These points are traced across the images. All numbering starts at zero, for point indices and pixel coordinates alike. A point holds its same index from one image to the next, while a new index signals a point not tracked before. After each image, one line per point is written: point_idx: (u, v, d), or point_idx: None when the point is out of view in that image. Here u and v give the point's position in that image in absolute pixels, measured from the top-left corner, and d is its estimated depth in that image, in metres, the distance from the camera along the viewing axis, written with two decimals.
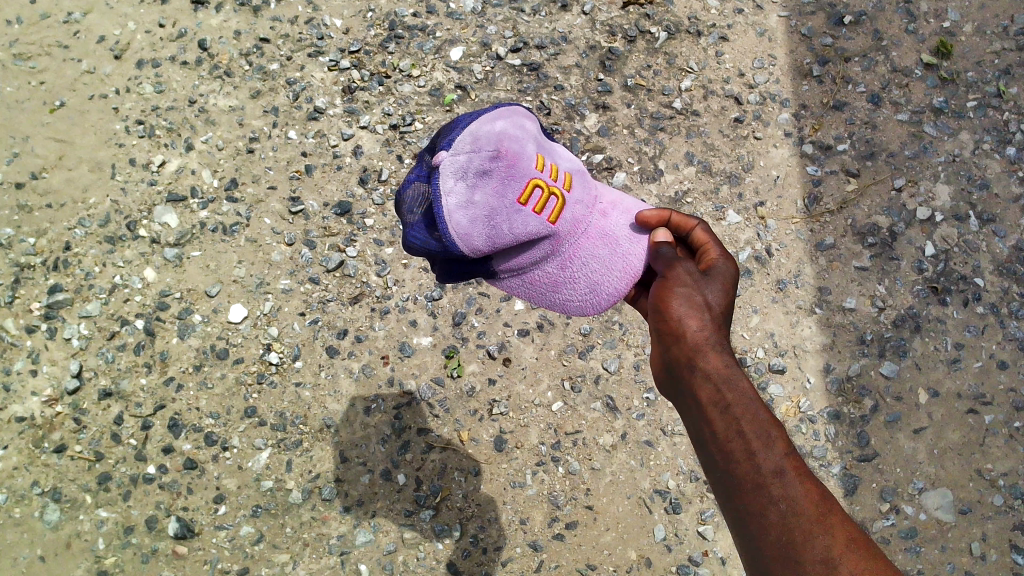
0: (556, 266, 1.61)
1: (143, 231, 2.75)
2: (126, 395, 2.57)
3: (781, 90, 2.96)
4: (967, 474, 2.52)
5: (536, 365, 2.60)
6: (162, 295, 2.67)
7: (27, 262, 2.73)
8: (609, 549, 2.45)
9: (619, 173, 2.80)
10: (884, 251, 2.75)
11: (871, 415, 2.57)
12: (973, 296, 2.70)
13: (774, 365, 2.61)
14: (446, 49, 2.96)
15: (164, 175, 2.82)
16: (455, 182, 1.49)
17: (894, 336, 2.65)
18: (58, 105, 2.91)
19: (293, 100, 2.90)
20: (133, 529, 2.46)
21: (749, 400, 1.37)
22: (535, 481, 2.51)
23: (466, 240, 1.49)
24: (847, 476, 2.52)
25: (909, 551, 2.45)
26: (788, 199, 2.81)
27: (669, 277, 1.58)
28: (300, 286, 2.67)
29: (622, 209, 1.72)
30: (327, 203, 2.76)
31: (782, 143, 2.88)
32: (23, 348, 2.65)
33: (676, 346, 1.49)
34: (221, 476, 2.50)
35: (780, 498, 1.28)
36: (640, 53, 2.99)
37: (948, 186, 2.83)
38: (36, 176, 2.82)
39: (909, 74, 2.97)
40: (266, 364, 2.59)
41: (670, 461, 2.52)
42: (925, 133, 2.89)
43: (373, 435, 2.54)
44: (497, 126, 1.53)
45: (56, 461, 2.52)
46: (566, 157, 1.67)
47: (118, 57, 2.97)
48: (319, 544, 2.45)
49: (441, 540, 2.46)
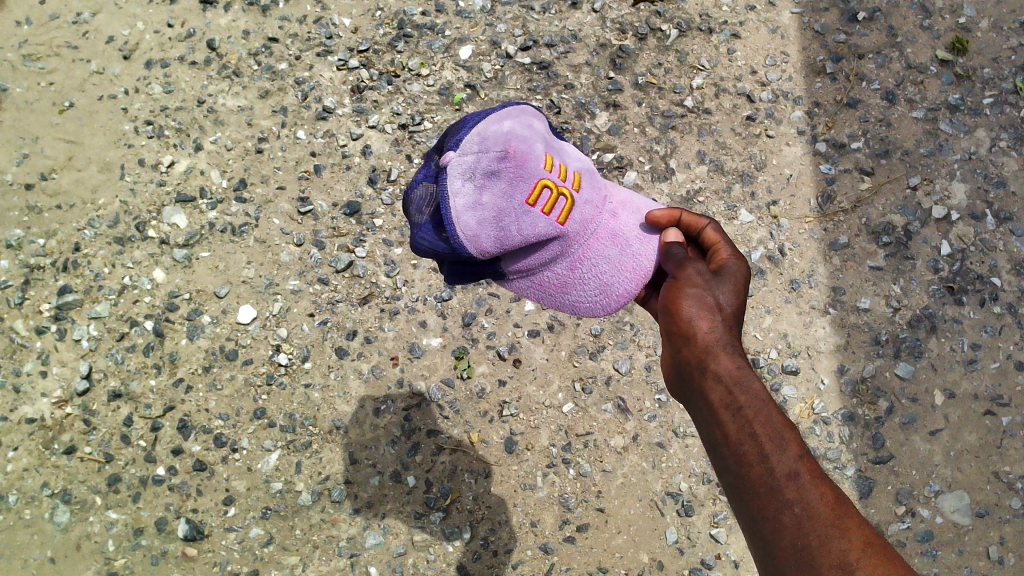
0: (565, 268, 1.59)
1: (153, 232, 2.74)
2: (136, 397, 2.57)
3: (794, 88, 2.93)
4: (984, 476, 2.48)
5: (547, 365, 2.58)
6: (171, 296, 2.66)
7: (37, 262, 2.73)
8: (620, 552, 2.43)
9: (630, 172, 2.77)
10: (899, 250, 2.71)
11: (886, 417, 2.54)
12: (990, 296, 2.67)
13: (787, 366, 2.58)
14: (455, 48, 2.94)
15: (173, 175, 2.81)
16: (463, 182, 1.47)
17: (910, 336, 2.62)
18: (67, 105, 2.90)
19: (302, 99, 2.89)
20: (143, 531, 2.45)
21: (761, 402, 1.35)
22: (546, 483, 2.49)
23: (474, 241, 1.48)
24: (861, 478, 2.49)
25: (925, 555, 2.42)
26: (802, 197, 2.78)
27: (680, 278, 1.56)
28: (309, 286, 2.66)
29: (632, 209, 1.69)
30: (336, 203, 2.75)
31: (795, 141, 2.85)
32: (33, 349, 2.64)
33: (687, 347, 1.47)
34: (231, 478, 2.48)
35: (794, 502, 1.26)
36: (650, 51, 2.96)
37: (964, 184, 2.79)
38: (45, 177, 2.81)
39: (924, 71, 2.93)
40: (275, 365, 2.58)
41: (682, 462, 2.50)
42: (941, 130, 2.85)
43: (383, 436, 2.53)
44: (505, 126, 1.50)
45: (66, 463, 2.51)
46: (575, 156, 1.65)
47: (127, 57, 2.97)
48: (328, 546, 2.43)
49: (451, 542, 2.44)
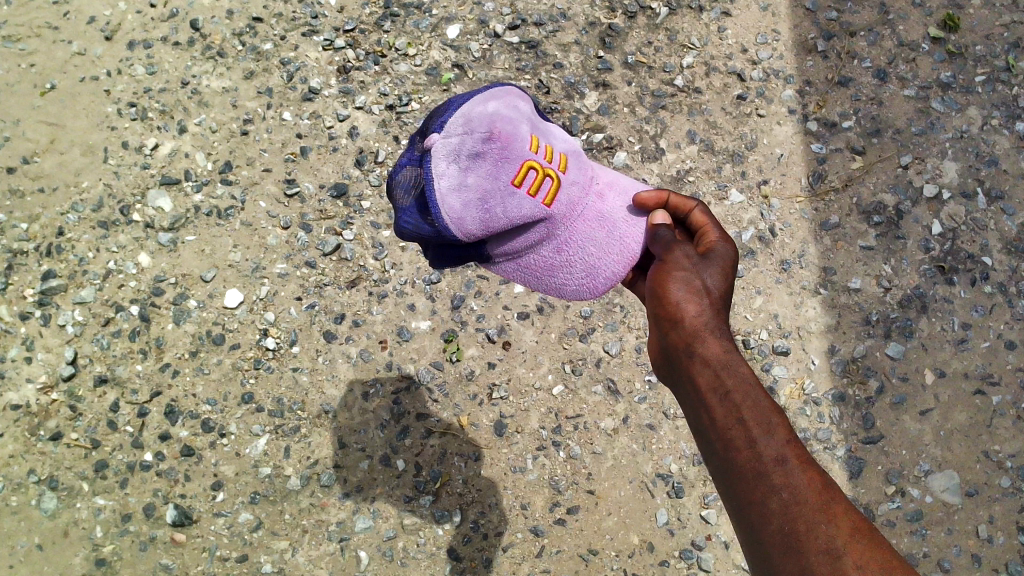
0: (551, 250, 1.57)
1: (137, 216, 2.71)
2: (122, 382, 2.55)
3: (785, 66, 2.90)
4: (974, 456, 2.49)
5: (536, 348, 2.56)
6: (157, 280, 2.63)
7: (20, 247, 2.69)
8: (610, 533, 2.42)
9: (620, 153, 2.74)
10: (890, 230, 2.70)
11: (876, 397, 2.53)
12: (981, 276, 2.66)
13: (778, 347, 2.57)
14: (443, 27, 2.91)
15: (157, 158, 2.78)
16: (448, 164, 1.44)
17: (900, 316, 2.61)
18: (49, 88, 2.86)
19: (287, 80, 2.85)
20: (131, 517, 2.43)
21: (749, 385, 1.33)
22: (536, 465, 2.48)
23: (459, 224, 1.45)
24: (851, 458, 2.49)
25: (915, 534, 2.42)
26: (793, 176, 2.76)
27: (667, 261, 1.54)
28: (296, 270, 2.64)
29: (619, 190, 1.67)
30: (323, 185, 2.72)
31: (786, 120, 2.83)
32: (17, 335, 2.61)
33: (674, 331, 1.45)
34: (219, 463, 2.47)
35: (782, 486, 1.24)
36: (640, 29, 2.93)
37: (956, 163, 2.78)
38: (27, 161, 2.77)
39: (916, 49, 2.90)
40: (263, 350, 2.56)
41: (672, 444, 2.50)
42: (932, 109, 2.83)
43: (372, 420, 2.51)
44: (491, 107, 1.48)
45: (52, 450, 2.49)
46: (561, 137, 1.62)
47: (108, 38, 2.92)
48: (318, 531, 2.42)
49: (441, 525, 2.43)
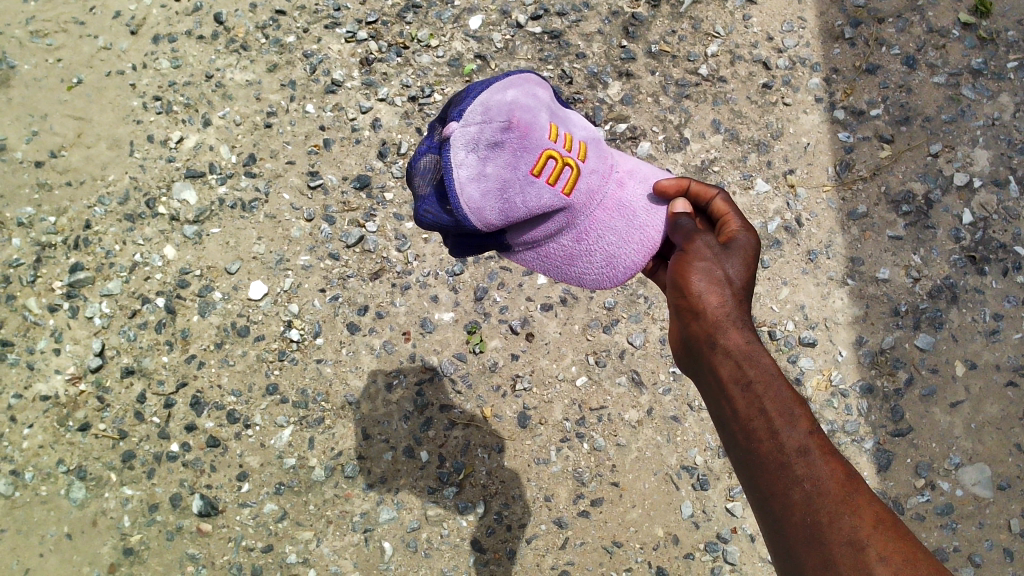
0: (572, 239, 1.56)
1: (163, 208, 2.72)
2: (148, 373, 2.57)
3: (811, 54, 2.86)
4: (1006, 448, 2.44)
5: (560, 339, 2.55)
6: (182, 272, 2.65)
7: (49, 240, 2.72)
8: (635, 526, 2.41)
9: (643, 143, 2.72)
10: (920, 219, 2.65)
11: (905, 389, 2.50)
12: (1013, 266, 2.61)
13: (805, 338, 2.53)
14: (465, 18, 2.89)
15: (182, 151, 2.79)
16: (467, 154, 1.43)
17: (930, 307, 2.57)
18: (75, 82, 2.88)
19: (310, 73, 2.85)
20: (158, 507, 2.46)
21: (771, 376, 1.31)
22: (559, 458, 2.47)
23: (478, 214, 1.44)
24: (880, 451, 2.45)
25: (945, 528, 2.38)
26: (819, 165, 2.72)
27: (688, 251, 1.51)
28: (320, 261, 2.64)
29: (640, 178, 1.65)
30: (347, 177, 2.72)
31: (812, 109, 2.79)
32: (45, 327, 2.64)
33: (695, 322, 1.43)
34: (244, 454, 2.48)
35: (804, 478, 1.23)
36: (664, 18, 2.90)
37: (986, 151, 2.73)
38: (55, 155, 2.80)
39: (946, 35, 2.85)
40: (286, 341, 2.57)
41: (697, 437, 2.48)
42: (963, 96, 2.78)
43: (396, 411, 2.51)
44: (509, 95, 1.46)
45: (81, 440, 2.52)
46: (582, 124, 1.59)
47: (134, 33, 2.94)
48: (342, 522, 2.43)
49: (464, 516, 2.43)
